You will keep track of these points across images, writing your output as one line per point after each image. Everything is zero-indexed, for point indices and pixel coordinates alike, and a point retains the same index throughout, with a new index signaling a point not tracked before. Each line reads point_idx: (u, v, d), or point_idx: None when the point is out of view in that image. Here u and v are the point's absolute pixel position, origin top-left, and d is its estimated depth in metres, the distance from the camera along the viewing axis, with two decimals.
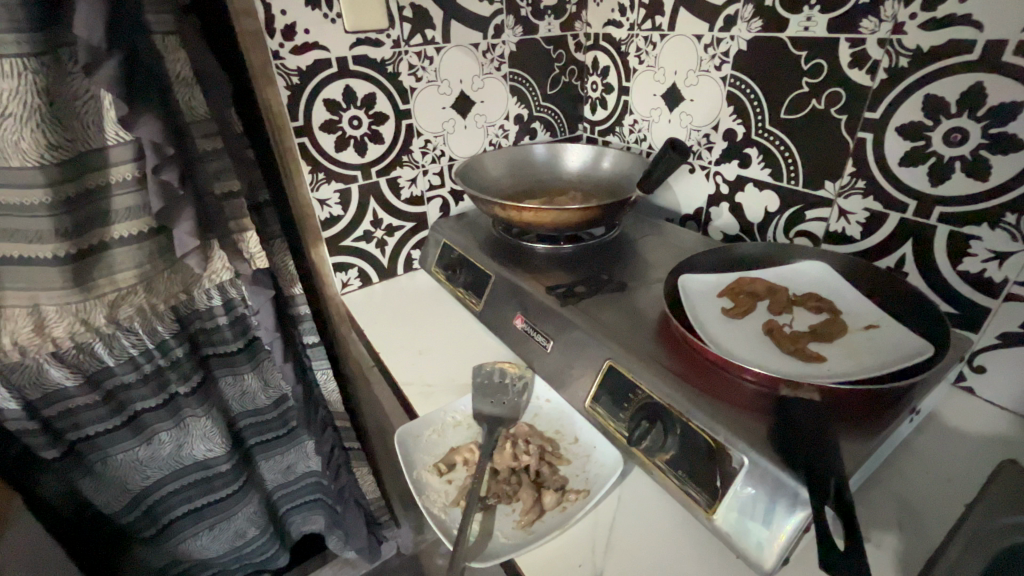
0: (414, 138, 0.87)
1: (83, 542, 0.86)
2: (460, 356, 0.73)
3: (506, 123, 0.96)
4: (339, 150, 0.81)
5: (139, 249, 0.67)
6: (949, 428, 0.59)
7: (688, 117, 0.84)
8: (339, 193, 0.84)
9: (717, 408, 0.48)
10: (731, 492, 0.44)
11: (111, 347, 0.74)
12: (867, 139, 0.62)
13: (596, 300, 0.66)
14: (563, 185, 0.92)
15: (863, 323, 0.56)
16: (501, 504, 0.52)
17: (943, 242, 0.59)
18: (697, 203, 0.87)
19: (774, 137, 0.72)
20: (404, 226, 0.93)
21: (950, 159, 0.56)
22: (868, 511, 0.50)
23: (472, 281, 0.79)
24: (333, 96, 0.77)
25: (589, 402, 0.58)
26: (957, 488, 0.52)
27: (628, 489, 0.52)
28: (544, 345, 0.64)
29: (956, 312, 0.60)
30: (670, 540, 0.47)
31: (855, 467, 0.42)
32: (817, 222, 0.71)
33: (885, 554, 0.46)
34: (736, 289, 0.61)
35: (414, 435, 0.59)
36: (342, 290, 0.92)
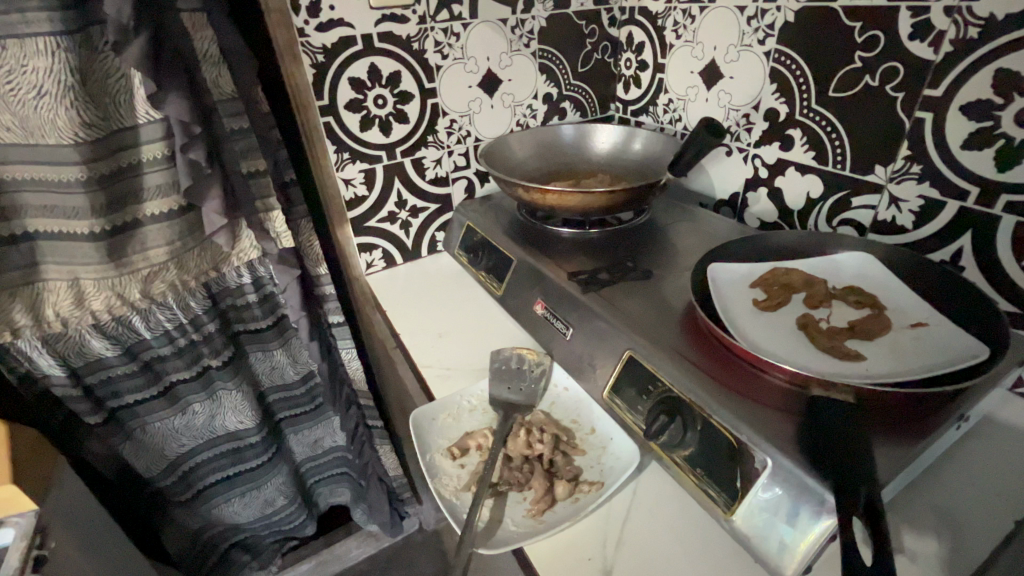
0: (439, 118, 0.85)
1: (124, 502, 0.92)
2: (480, 340, 0.72)
3: (534, 103, 0.93)
4: (364, 130, 0.80)
5: (170, 226, 0.69)
6: (1002, 438, 0.54)
7: (726, 96, 0.79)
8: (364, 173, 0.83)
9: (742, 405, 0.45)
10: (752, 494, 0.41)
11: (147, 321, 0.77)
12: (926, 120, 0.57)
13: (620, 288, 0.64)
14: (590, 167, 0.89)
15: (909, 321, 0.51)
16: (513, 492, 0.51)
17: (1007, 234, 0.53)
18: (733, 188, 0.83)
19: (820, 117, 0.67)
20: (428, 207, 0.92)
21: (1022, 142, 0.50)
22: (903, 522, 0.46)
23: (494, 264, 0.78)
24: (358, 75, 0.77)
25: (608, 392, 0.56)
26: (1006, 503, 0.48)
27: (645, 483, 0.50)
28: (564, 332, 0.62)
29: (1018, 311, 0.55)
30: (686, 539, 0.45)
31: (891, 476, 0.39)
32: (865, 210, 0.66)
33: (918, 569, 0.43)
34: (770, 280, 0.58)
35: (429, 418, 0.59)
36: (366, 271, 0.92)
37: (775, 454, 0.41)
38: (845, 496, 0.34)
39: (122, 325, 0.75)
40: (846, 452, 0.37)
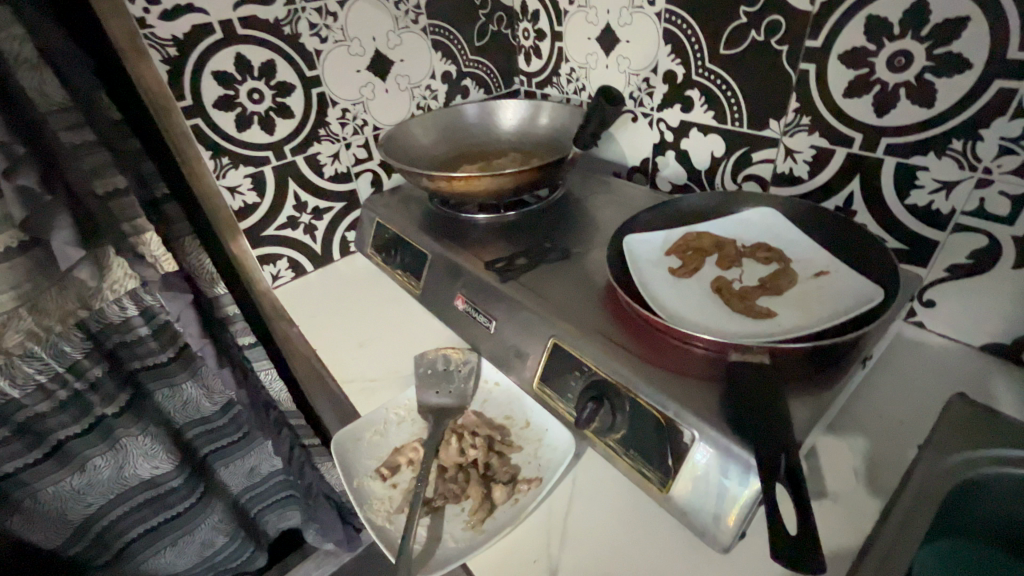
0: (329, 108, 0.78)
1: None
2: (404, 345, 0.67)
3: (432, 83, 0.87)
4: (242, 130, 0.72)
5: (12, 266, 0.56)
6: (903, 366, 0.57)
7: (625, 61, 0.77)
8: (251, 178, 0.75)
9: (666, 380, 0.45)
10: (684, 466, 0.41)
11: (12, 377, 0.66)
12: (810, 71, 0.58)
13: (538, 272, 0.61)
14: (500, 146, 0.85)
15: (813, 271, 0.53)
16: (449, 504, 0.48)
17: (890, 175, 0.56)
18: (642, 154, 0.82)
19: (715, 76, 0.67)
20: (332, 207, 0.85)
21: (895, 87, 0.52)
22: (825, 464, 0.48)
23: (408, 262, 0.74)
24: (223, 67, 0.67)
25: (537, 382, 0.54)
26: (909, 430, 0.51)
27: (583, 471, 0.49)
28: (487, 326, 0.60)
29: (904, 247, 0.58)
30: (626, 521, 0.44)
31: (808, 428, 0.40)
32: (764, 164, 0.67)
33: (843, 508, 0.44)
34: (684, 246, 0.58)
35: (353, 439, 0.54)
36: (273, 284, 0.84)
37: (700, 426, 0.41)
38: (769, 465, 0.34)
39: None
40: (765, 416, 0.37)
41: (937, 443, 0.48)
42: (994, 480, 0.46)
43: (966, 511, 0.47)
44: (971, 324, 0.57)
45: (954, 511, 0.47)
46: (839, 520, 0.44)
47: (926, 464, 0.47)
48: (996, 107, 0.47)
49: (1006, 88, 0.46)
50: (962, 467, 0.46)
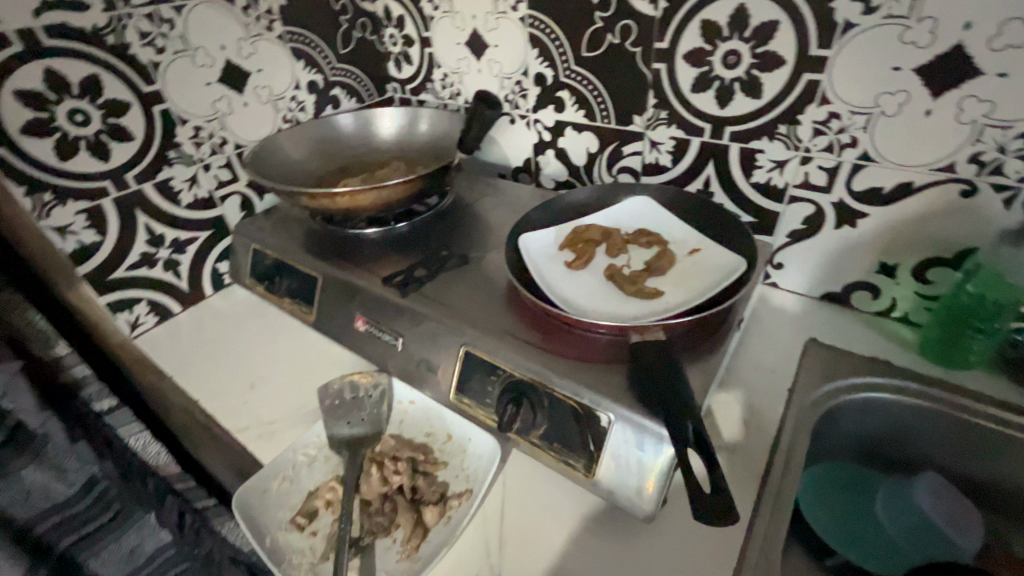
0: (177, 127, 0.69)
1: None
2: (304, 378, 0.62)
3: (298, 94, 0.82)
4: (66, 158, 0.61)
5: None
6: (767, 321, 0.66)
7: (497, 65, 0.79)
8: (86, 213, 0.64)
9: (577, 369, 0.46)
10: (605, 448, 0.44)
11: None
12: (662, 70, 0.64)
13: (439, 281, 0.61)
14: (380, 157, 0.82)
15: (688, 249, 0.59)
16: (379, 539, 0.45)
17: (736, 159, 0.64)
18: (524, 154, 0.85)
19: (581, 77, 0.71)
20: (196, 237, 0.76)
21: (730, 82, 0.60)
22: (718, 420, 0.54)
23: (296, 288, 0.68)
24: (29, 85, 0.56)
25: (454, 393, 0.53)
26: (779, 376, 0.59)
27: (510, 473, 0.49)
28: (393, 343, 0.57)
29: (755, 220, 0.67)
30: (558, 513, 0.45)
31: (703, 391, 0.45)
32: (634, 156, 0.73)
33: (738, 457, 0.50)
34: (575, 239, 0.61)
35: (259, 493, 0.49)
36: (132, 332, 0.73)
37: (615, 408, 0.43)
38: (678, 433, 0.37)
39: None
40: (668, 388, 0.40)
41: (801, 384, 0.56)
42: (844, 404, 0.56)
43: (824, 434, 0.57)
44: (811, 279, 0.67)
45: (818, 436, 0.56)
46: (737, 469, 0.49)
47: (795, 403, 0.54)
48: (807, 96, 0.56)
49: (813, 80, 0.55)
50: (824, 398, 0.55)
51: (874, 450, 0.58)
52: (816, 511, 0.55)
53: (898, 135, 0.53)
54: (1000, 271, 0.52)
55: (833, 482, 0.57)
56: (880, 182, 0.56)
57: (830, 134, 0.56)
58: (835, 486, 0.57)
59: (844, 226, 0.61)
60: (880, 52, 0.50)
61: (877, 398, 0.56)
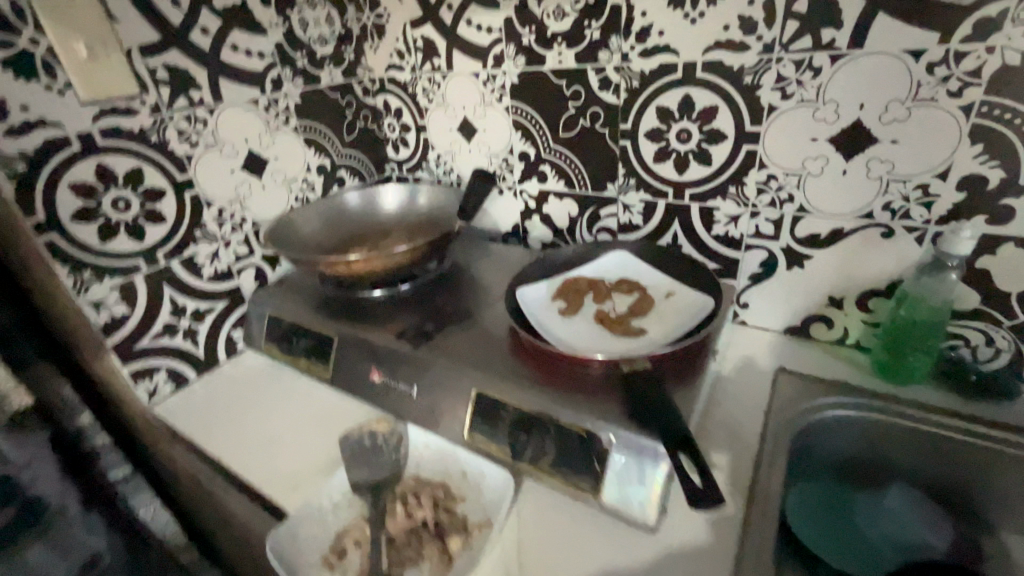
0: (204, 209, 0.77)
1: None
2: (323, 431, 0.66)
3: (309, 176, 0.91)
4: (107, 239, 0.68)
5: None
6: (743, 354, 0.74)
7: (485, 146, 0.91)
8: (120, 288, 0.70)
9: (578, 399, 0.53)
10: (609, 467, 0.49)
11: None
12: (627, 146, 0.76)
13: (446, 333, 0.67)
14: (384, 227, 0.91)
15: (663, 292, 0.68)
16: (407, 571, 0.49)
17: (697, 216, 0.75)
18: (513, 220, 0.95)
19: (560, 153, 0.83)
20: (215, 306, 0.81)
21: (685, 153, 0.72)
22: (708, 441, 0.60)
23: (312, 348, 0.74)
24: (82, 178, 0.64)
25: (467, 432, 0.58)
26: (757, 400, 0.65)
27: (526, 502, 0.53)
28: (408, 391, 0.63)
29: (720, 267, 0.76)
30: (570, 534, 0.50)
31: (687, 410, 0.52)
32: (611, 217, 0.83)
33: (728, 473, 0.56)
34: (566, 290, 0.69)
35: (290, 538, 0.51)
36: (151, 401, 0.76)
37: (615, 429, 0.49)
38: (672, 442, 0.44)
39: None
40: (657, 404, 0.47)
41: (778, 405, 0.63)
42: (819, 424, 0.62)
43: (805, 454, 0.62)
44: (775, 315, 0.76)
45: (800, 452, 0.62)
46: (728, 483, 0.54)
47: (774, 421, 0.61)
48: (748, 162, 0.68)
49: (750, 150, 0.67)
50: (800, 419, 0.61)
51: (853, 468, 0.63)
52: (807, 522, 0.60)
53: (825, 190, 0.64)
54: (919, 297, 0.61)
55: (821, 504, 0.62)
56: (817, 229, 0.67)
57: (771, 192, 0.68)
58: (824, 508, 0.61)
59: (794, 268, 0.71)
60: (800, 127, 0.62)
61: (848, 417, 0.62)
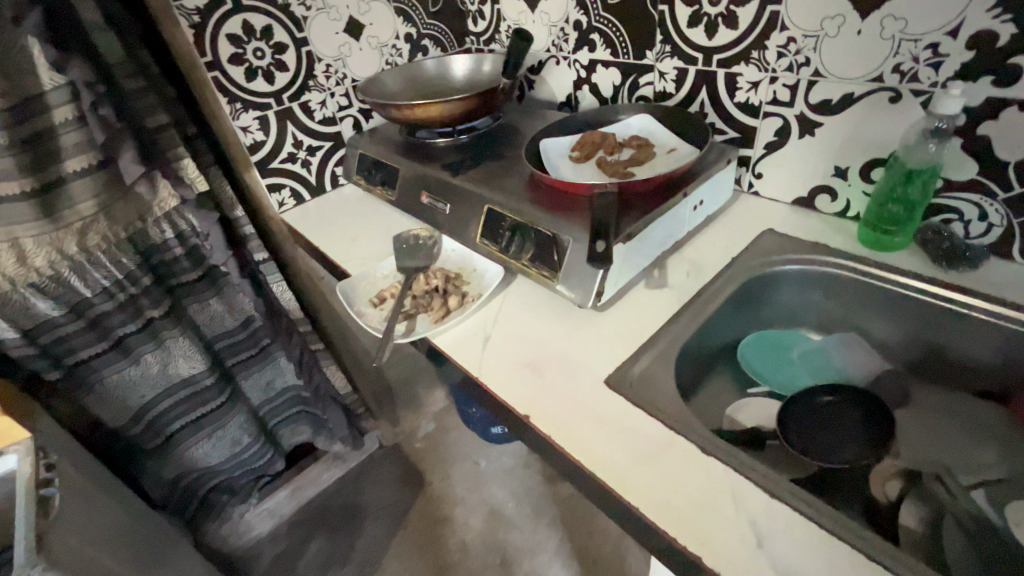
0: (315, 64, 0.99)
1: (142, 446, 1.11)
2: (385, 236, 0.90)
3: (397, 43, 1.08)
4: (250, 80, 0.92)
5: (92, 180, 0.77)
6: (742, 217, 0.81)
7: (546, 16, 0.99)
8: (258, 119, 0.96)
9: (557, 214, 0.68)
10: (565, 261, 0.64)
11: (85, 279, 0.87)
12: (665, 10, 0.80)
13: (479, 169, 0.84)
14: (454, 90, 1.06)
15: (667, 149, 0.76)
16: (420, 314, 0.71)
17: (722, 82, 0.79)
18: (566, 90, 1.04)
19: (607, 21, 0.89)
20: (323, 145, 1.06)
21: (715, 17, 0.75)
22: (672, 270, 0.72)
23: (385, 178, 0.96)
24: (233, 30, 0.88)
25: (479, 237, 0.76)
26: (732, 250, 0.74)
27: (512, 289, 0.72)
28: (444, 209, 0.83)
29: (739, 135, 0.81)
30: (537, 309, 0.68)
31: (639, 229, 0.64)
32: (648, 86, 0.90)
33: (675, 292, 0.68)
34: (582, 142, 0.80)
35: (353, 287, 0.76)
36: (279, 210, 1.06)
37: (573, 233, 0.64)
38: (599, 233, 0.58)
39: (60, 285, 0.85)
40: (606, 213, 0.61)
41: (747, 254, 0.72)
42: (783, 272, 0.71)
43: (764, 296, 0.72)
44: (785, 186, 0.80)
45: (756, 295, 0.72)
46: (672, 298, 0.67)
47: (737, 264, 0.71)
48: (771, 25, 0.70)
49: (773, 11, 0.69)
50: (763, 265, 0.71)
51: (810, 315, 0.73)
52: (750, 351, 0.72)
53: (840, 52, 0.65)
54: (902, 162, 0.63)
55: (770, 342, 0.73)
56: (830, 94, 0.69)
57: (790, 55, 0.70)
58: (771, 345, 0.72)
59: (806, 136, 0.74)
60: None
61: (813, 269, 0.70)
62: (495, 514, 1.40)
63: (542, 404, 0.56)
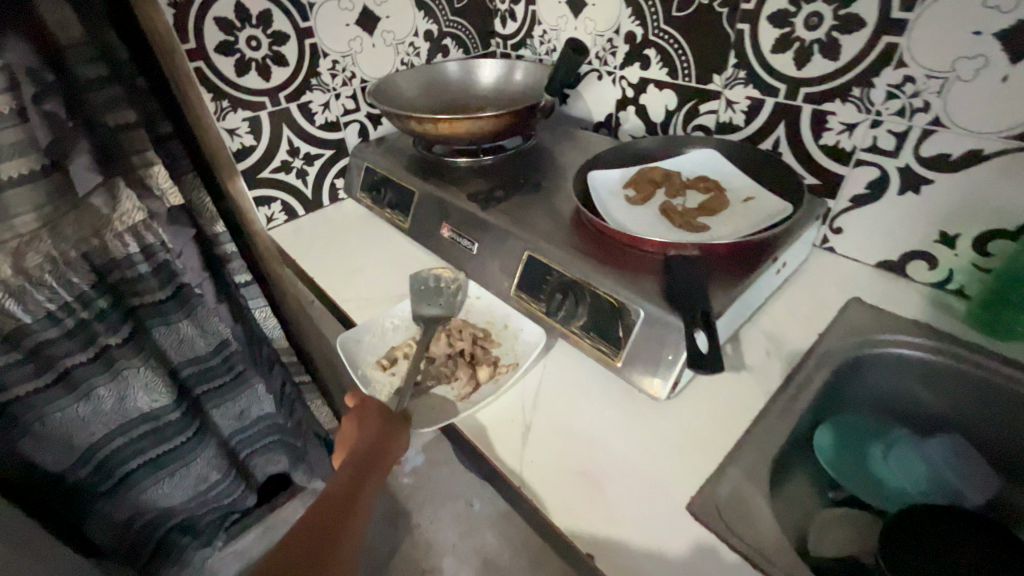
0: (320, 59, 0.84)
1: (89, 493, 0.94)
2: (393, 271, 0.76)
3: (416, 41, 0.94)
4: (241, 75, 0.77)
5: (35, 190, 0.61)
6: (816, 278, 0.69)
7: (592, 23, 0.86)
8: (249, 121, 0.81)
9: (620, 275, 0.55)
10: (632, 339, 0.52)
11: (24, 303, 0.70)
12: (746, 30, 0.68)
13: (514, 202, 0.70)
14: (478, 100, 0.93)
15: (742, 196, 0.64)
16: (441, 385, 0.58)
17: (807, 120, 0.67)
18: (606, 109, 0.92)
19: (668, 36, 0.77)
20: (323, 153, 0.91)
21: (811, 43, 0.63)
22: (747, 347, 0.60)
23: (396, 201, 0.82)
24: (224, 13, 0.73)
25: (514, 290, 0.64)
26: (815, 323, 0.62)
27: (552, 357, 0.59)
28: (470, 248, 0.69)
29: (819, 182, 0.70)
30: (586, 389, 0.55)
31: (724, 307, 0.51)
32: (709, 115, 0.78)
33: (754, 378, 0.56)
34: (637, 180, 0.68)
35: (355, 339, 0.63)
36: (268, 225, 0.91)
37: (646, 305, 0.51)
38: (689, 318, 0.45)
39: None
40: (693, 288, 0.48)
41: (836, 331, 0.60)
42: (877, 356, 0.60)
43: (853, 383, 0.60)
44: (869, 245, 0.69)
45: (845, 381, 0.59)
46: (753, 385, 0.55)
47: (826, 343, 0.59)
48: (885, 59, 0.58)
49: (892, 43, 0.57)
50: (854, 345, 0.59)
51: (899, 406, 0.61)
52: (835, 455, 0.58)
53: (971, 101, 0.54)
54: None
55: (856, 437, 0.60)
56: (949, 148, 0.57)
57: (903, 98, 0.58)
58: (857, 441, 0.60)
59: (907, 193, 0.62)
60: (963, 16, 0.52)
61: (910, 356, 0.59)
62: (490, 563, 1.27)
63: (610, 537, 0.43)
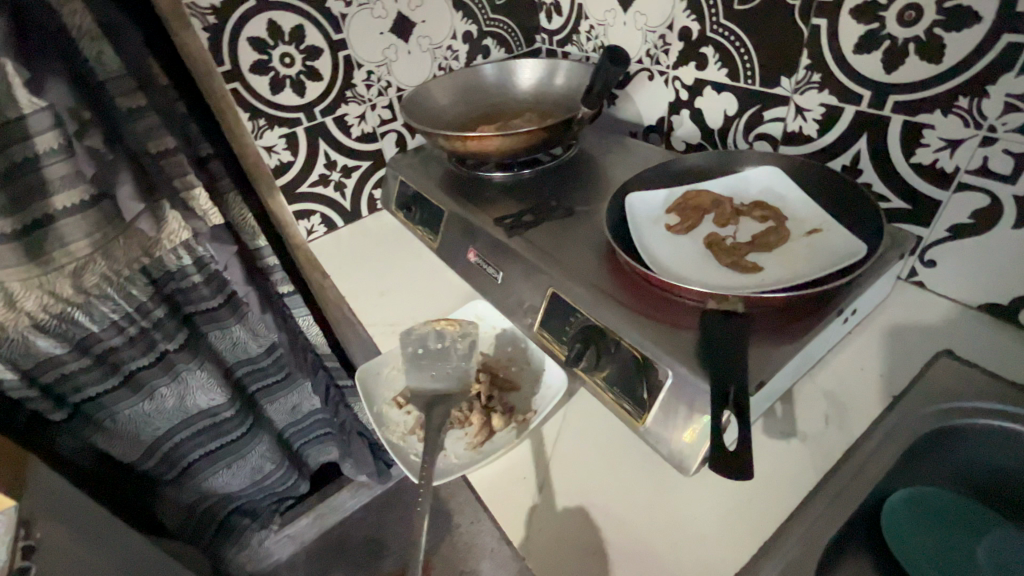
0: (354, 71, 0.82)
1: (158, 479, 1.04)
2: (420, 295, 0.73)
3: (453, 43, 0.89)
4: (276, 92, 0.77)
5: (86, 218, 0.65)
6: (897, 322, 0.59)
7: (642, 18, 0.77)
8: (285, 138, 0.81)
9: (649, 326, 0.49)
10: (658, 402, 0.46)
11: (90, 314, 0.76)
12: (822, 26, 0.58)
13: (544, 227, 0.65)
14: (517, 106, 0.87)
15: (806, 228, 0.55)
16: (456, 429, 0.57)
17: (897, 133, 0.56)
18: (658, 113, 0.83)
19: (728, 32, 0.67)
20: (360, 165, 0.90)
21: (905, 42, 0.52)
22: (802, 408, 0.52)
23: (427, 219, 0.79)
24: (257, 33, 0.73)
25: (537, 327, 0.59)
26: (891, 383, 0.53)
27: (574, 406, 0.55)
28: (495, 277, 0.65)
29: (908, 207, 0.58)
30: (607, 449, 0.50)
31: (769, 373, 0.45)
32: (775, 123, 0.67)
33: (808, 448, 0.48)
34: (682, 204, 0.60)
35: (374, 372, 0.63)
36: (308, 237, 0.92)
37: (675, 366, 0.45)
38: (718, 397, 0.39)
39: (64, 322, 0.74)
40: (730, 355, 0.42)
41: (919, 394, 0.51)
42: (965, 429, 0.49)
43: (938, 458, 0.51)
44: (971, 284, 0.57)
45: (925, 455, 0.50)
46: (806, 457, 0.47)
47: (902, 409, 0.50)
48: (1004, 63, 0.46)
49: (1013, 43, 0.45)
50: (935, 416, 0.49)
51: (1005, 489, 0.49)
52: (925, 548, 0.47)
53: None
54: None
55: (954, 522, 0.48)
56: None
57: None
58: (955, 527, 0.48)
59: None
60: None
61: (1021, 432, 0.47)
62: None
63: None
